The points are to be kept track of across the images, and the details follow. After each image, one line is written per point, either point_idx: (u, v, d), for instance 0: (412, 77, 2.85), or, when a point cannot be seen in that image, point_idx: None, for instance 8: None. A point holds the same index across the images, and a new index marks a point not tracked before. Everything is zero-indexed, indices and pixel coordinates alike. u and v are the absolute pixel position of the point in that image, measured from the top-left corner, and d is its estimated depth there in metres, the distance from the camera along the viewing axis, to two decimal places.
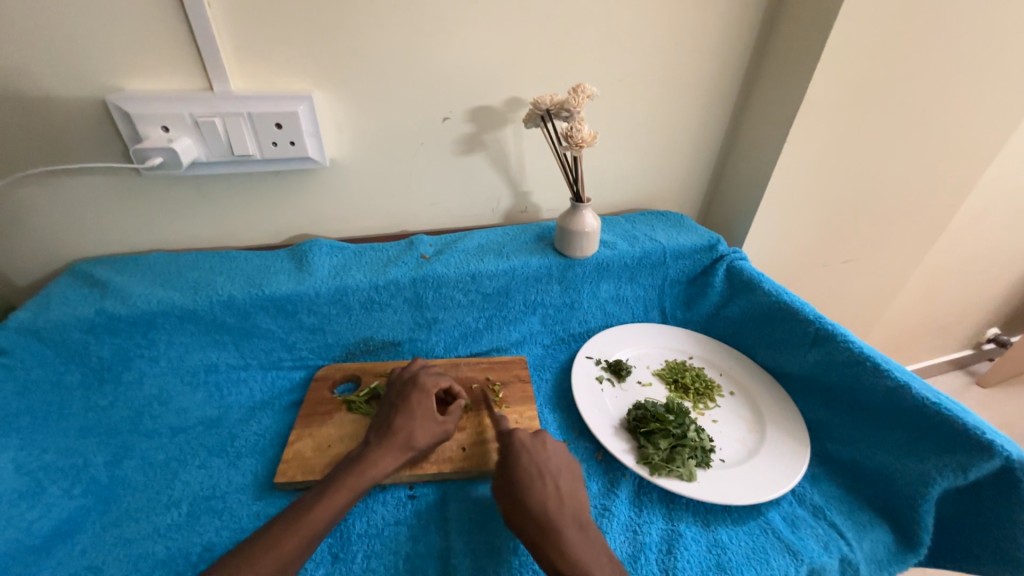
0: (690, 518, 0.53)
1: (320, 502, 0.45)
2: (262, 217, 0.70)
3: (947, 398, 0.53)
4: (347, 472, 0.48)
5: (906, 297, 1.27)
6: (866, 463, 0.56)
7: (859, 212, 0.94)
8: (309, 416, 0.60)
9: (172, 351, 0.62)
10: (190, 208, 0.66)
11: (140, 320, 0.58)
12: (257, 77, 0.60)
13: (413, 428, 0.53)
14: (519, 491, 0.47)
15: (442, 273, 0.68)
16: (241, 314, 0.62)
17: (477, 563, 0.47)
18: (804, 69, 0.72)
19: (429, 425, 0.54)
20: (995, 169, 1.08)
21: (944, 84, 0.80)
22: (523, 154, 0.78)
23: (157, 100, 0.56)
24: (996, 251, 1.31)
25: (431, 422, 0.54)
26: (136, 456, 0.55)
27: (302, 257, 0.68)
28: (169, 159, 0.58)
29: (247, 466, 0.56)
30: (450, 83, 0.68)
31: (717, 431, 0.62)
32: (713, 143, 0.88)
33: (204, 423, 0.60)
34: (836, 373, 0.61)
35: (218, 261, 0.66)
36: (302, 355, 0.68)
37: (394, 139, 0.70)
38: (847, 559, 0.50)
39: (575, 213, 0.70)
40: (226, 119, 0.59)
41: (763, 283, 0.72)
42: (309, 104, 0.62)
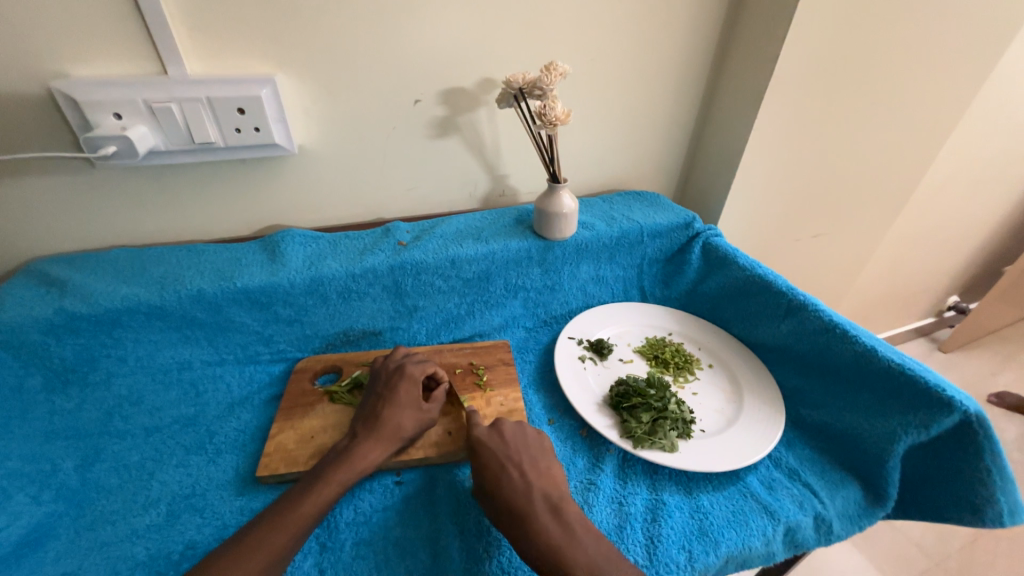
0: (673, 488, 0.54)
1: (306, 497, 0.44)
2: (230, 208, 0.68)
3: (911, 360, 0.55)
4: (332, 467, 0.47)
5: (873, 268, 1.32)
6: (837, 425, 0.59)
7: (828, 187, 0.97)
8: (290, 408, 0.59)
9: (141, 349, 0.60)
10: (152, 200, 0.63)
11: (103, 317, 0.56)
12: (214, 60, 0.57)
13: (401, 419, 0.53)
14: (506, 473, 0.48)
15: (420, 259, 0.67)
16: (213, 308, 0.60)
17: (467, 543, 0.48)
18: (773, 45, 0.72)
19: (416, 414, 0.54)
20: (953, 142, 1.13)
21: (906, 58, 0.82)
22: (499, 136, 0.77)
23: (106, 85, 0.53)
24: (955, 221, 1.37)
25: (419, 413, 0.54)
26: (109, 458, 0.53)
27: (274, 248, 0.66)
28: (124, 148, 0.55)
29: (228, 462, 0.55)
30: (420, 64, 0.66)
31: (697, 403, 0.64)
32: (686, 121, 0.88)
33: (180, 421, 0.58)
34: (808, 341, 0.63)
35: (185, 255, 0.64)
36: (280, 348, 0.66)
37: (365, 124, 0.68)
38: (821, 516, 0.52)
39: (552, 194, 0.69)
40: (184, 104, 0.56)
41: (738, 257, 0.74)
42: (272, 87, 0.60)
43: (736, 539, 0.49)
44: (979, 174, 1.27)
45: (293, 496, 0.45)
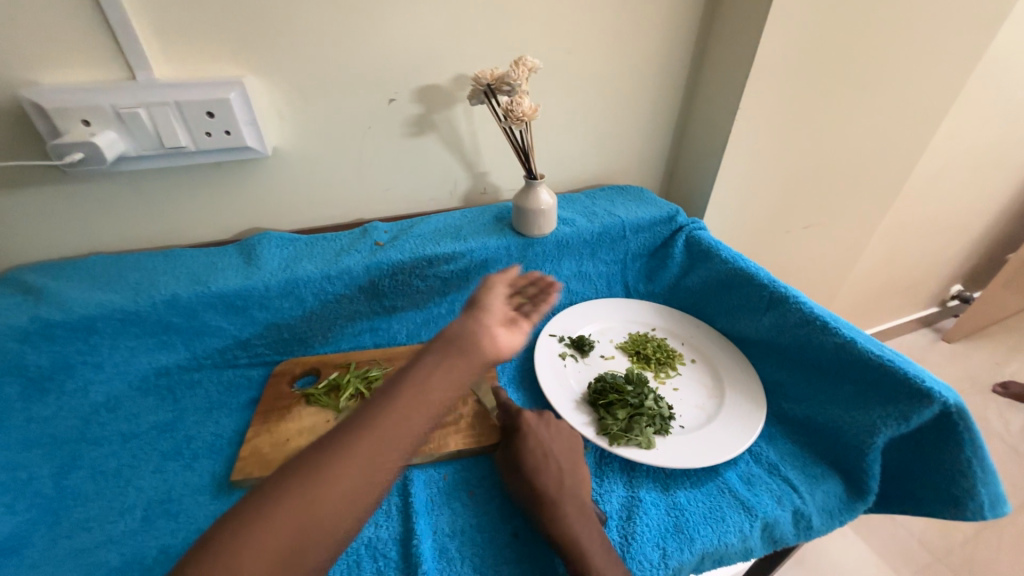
0: (650, 484, 0.54)
1: (418, 405, 0.38)
2: (208, 212, 0.68)
3: (892, 351, 0.54)
4: (426, 364, 0.41)
5: (869, 259, 1.30)
6: (819, 418, 0.58)
7: (818, 177, 0.96)
8: (267, 412, 0.59)
9: (118, 356, 0.60)
10: (130, 206, 0.64)
11: (79, 325, 0.56)
12: (183, 63, 0.57)
13: (498, 328, 0.46)
14: (546, 464, 0.51)
15: (397, 259, 0.66)
16: (189, 313, 0.60)
17: (440, 543, 0.48)
18: (751, 34, 0.71)
19: (509, 325, 0.48)
20: (946, 128, 1.11)
21: (890, 44, 0.81)
22: (477, 134, 0.76)
23: (73, 92, 0.53)
24: (952, 209, 1.35)
25: (517, 327, 0.48)
26: (86, 466, 0.54)
27: (250, 252, 0.66)
28: (91, 154, 0.55)
29: (204, 467, 0.55)
30: (393, 64, 0.66)
31: (677, 398, 0.63)
32: (669, 115, 0.87)
33: (158, 427, 0.59)
34: (789, 334, 0.63)
35: (161, 260, 0.64)
36: (258, 351, 0.66)
37: (341, 125, 0.68)
38: (800, 511, 0.51)
39: (530, 190, 0.69)
40: (152, 109, 0.56)
41: (720, 250, 0.73)
42: (241, 90, 0.59)
43: (711, 536, 0.49)
44: (977, 160, 1.25)
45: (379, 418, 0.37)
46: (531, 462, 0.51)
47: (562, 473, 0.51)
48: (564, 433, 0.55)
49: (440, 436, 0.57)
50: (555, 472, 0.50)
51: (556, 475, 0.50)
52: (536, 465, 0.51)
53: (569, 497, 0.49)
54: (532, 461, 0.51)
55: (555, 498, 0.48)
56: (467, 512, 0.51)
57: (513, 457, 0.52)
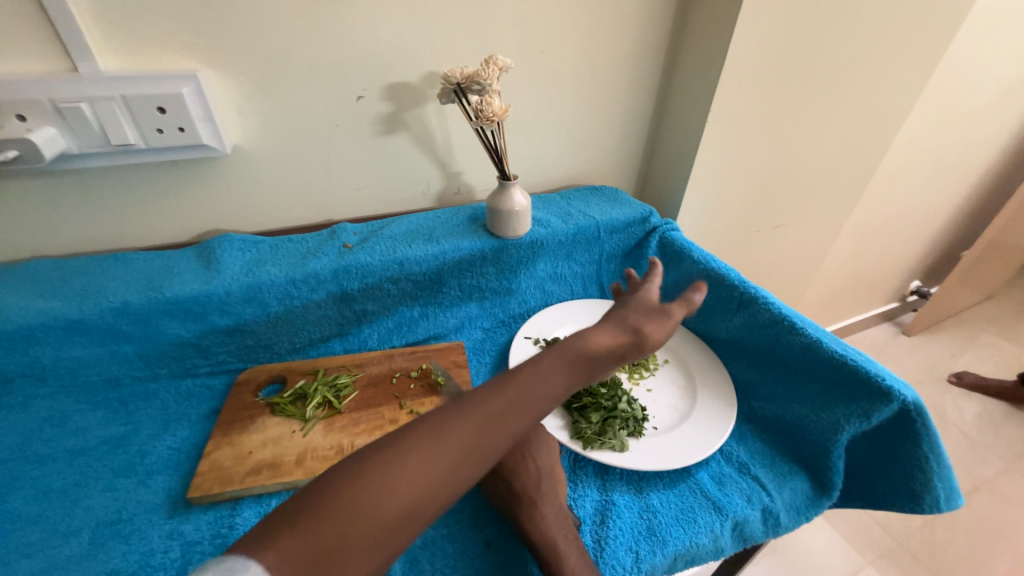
0: (623, 487, 0.54)
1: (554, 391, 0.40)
2: (163, 213, 0.64)
3: (855, 349, 0.56)
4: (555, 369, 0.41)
5: (835, 257, 1.35)
6: (786, 417, 0.59)
7: (787, 178, 0.98)
8: (228, 423, 0.57)
9: (63, 367, 0.56)
10: (77, 207, 0.60)
11: (17, 336, 0.52)
12: (130, 55, 0.53)
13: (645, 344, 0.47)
14: (527, 465, 0.50)
15: (366, 262, 0.64)
16: (142, 321, 0.57)
17: (410, 555, 0.47)
18: (721, 38, 0.72)
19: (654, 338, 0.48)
20: (906, 131, 1.15)
21: (853, 50, 0.83)
22: (449, 133, 0.74)
23: (5, 85, 0.49)
24: (911, 209, 1.40)
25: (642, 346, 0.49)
26: (27, 486, 0.50)
27: (209, 255, 0.62)
28: (28, 152, 0.51)
29: (160, 483, 0.52)
30: (361, 59, 0.64)
31: (651, 399, 0.63)
32: (643, 116, 0.88)
33: (109, 442, 0.55)
34: (758, 334, 0.64)
35: (111, 265, 0.60)
36: (220, 359, 0.63)
37: (306, 123, 0.65)
38: (768, 509, 0.52)
39: (503, 191, 0.68)
40: (96, 103, 0.52)
41: (692, 251, 0.74)
42: (195, 84, 0.56)
43: (683, 537, 0.49)
44: (934, 162, 1.30)
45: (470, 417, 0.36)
46: (512, 461, 0.49)
47: (541, 476, 0.49)
48: (541, 435, 0.53)
49: None
50: (534, 475, 0.49)
51: (536, 475, 0.49)
52: (516, 468, 0.49)
53: (547, 502, 0.48)
54: (511, 463, 0.49)
55: (533, 502, 0.47)
56: (439, 521, 0.50)
57: (491, 456, 0.49)
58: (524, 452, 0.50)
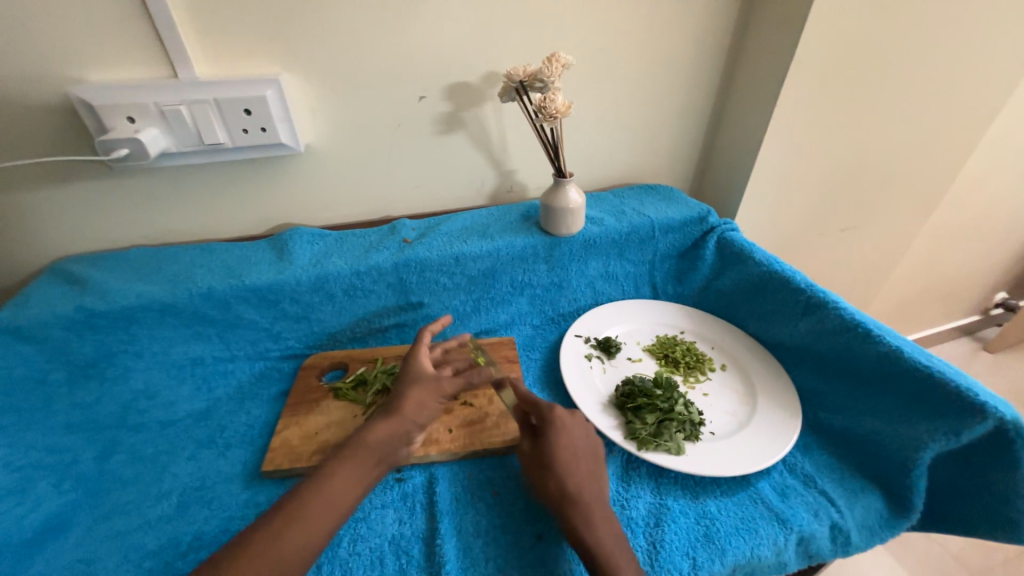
0: (679, 492, 0.53)
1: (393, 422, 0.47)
2: (242, 208, 0.69)
3: (941, 361, 0.51)
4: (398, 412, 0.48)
5: (909, 264, 1.25)
6: (858, 430, 0.56)
7: (858, 178, 0.92)
8: (296, 405, 0.60)
9: (155, 345, 0.62)
10: (170, 201, 0.66)
11: (120, 315, 0.58)
12: (222, 61, 0.58)
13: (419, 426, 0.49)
14: (579, 465, 0.49)
15: (424, 256, 0.66)
16: (223, 306, 0.62)
17: (464, 542, 0.48)
18: (792, 29, 0.69)
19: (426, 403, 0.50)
20: (998, 127, 1.05)
21: (941, 39, 0.77)
22: (505, 131, 0.76)
23: (119, 90, 0.55)
24: (1001, 212, 1.27)
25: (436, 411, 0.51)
26: (125, 450, 0.56)
27: (282, 247, 0.67)
28: (135, 150, 0.56)
29: (236, 456, 0.56)
30: (424, 61, 0.66)
31: (707, 404, 0.61)
32: (702, 113, 0.85)
33: (193, 416, 0.60)
34: (827, 341, 0.60)
35: (198, 254, 0.65)
36: (288, 345, 0.68)
37: (371, 123, 0.69)
38: (838, 526, 0.49)
39: (559, 189, 0.68)
40: (193, 106, 0.57)
41: (754, 252, 0.71)
42: (277, 88, 0.60)
43: (744, 548, 0.47)
44: None
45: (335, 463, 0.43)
46: (563, 459, 0.49)
47: (590, 479, 0.48)
48: (591, 439, 0.52)
49: (466, 434, 0.57)
50: (587, 477, 0.48)
51: (587, 476, 0.48)
52: (567, 468, 0.48)
53: (598, 504, 0.46)
54: (562, 463, 0.48)
55: (584, 504, 0.46)
56: (492, 512, 0.51)
57: (543, 454, 0.50)
58: (575, 453, 0.49)
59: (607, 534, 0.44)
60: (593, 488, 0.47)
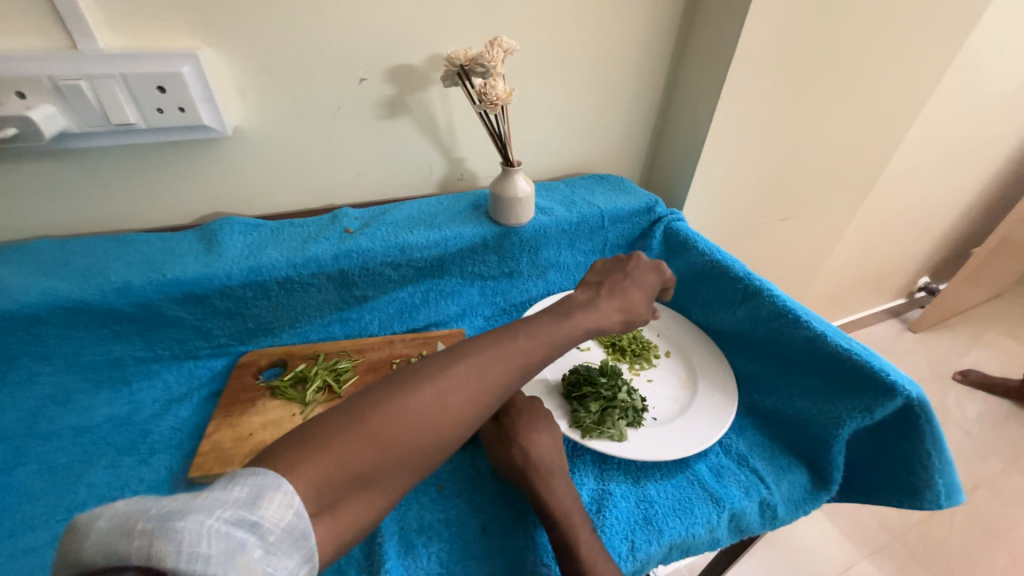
0: (621, 477, 0.54)
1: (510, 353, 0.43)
2: (163, 195, 0.64)
3: (859, 344, 0.55)
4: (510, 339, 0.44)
5: (843, 252, 1.33)
6: (787, 411, 0.59)
7: (796, 170, 0.96)
8: (228, 405, 0.57)
9: (66, 347, 0.56)
10: (78, 186, 0.59)
11: (19, 315, 0.52)
12: (130, 31, 0.53)
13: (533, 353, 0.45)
14: (543, 439, 0.51)
15: (368, 247, 0.64)
16: (143, 303, 0.57)
17: (406, 539, 0.47)
18: (734, 22, 0.70)
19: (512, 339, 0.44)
20: (921, 123, 1.13)
21: (870, 38, 0.81)
22: (453, 117, 0.73)
23: (3, 60, 0.48)
24: (923, 203, 1.38)
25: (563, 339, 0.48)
26: (32, 461, 0.51)
27: (211, 238, 0.62)
28: (28, 130, 0.50)
29: (161, 462, 0.52)
30: (363, 40, 0.63)
31: (651, 390, 0.63)
32: (651, 103, 0.86)
33: (113, 421, 0.56)
34: (762, 327, 0.63)
35: (113, 245, 0.60)
36: (221, 342, 0.64)
37: (308, 106, 0.65)
38: (766, 502, 0.52)
39: (507, 177, 0.67)
40: (95, 82, 0.52)
41: (697, 242, 0.73)
42: (195, 64, 0.55)
43: (679, 527, 0.49)
44: (948, 155, 1.28)
45: (417, 391, 0.38)
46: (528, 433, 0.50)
47: (552, 453, 0.50)
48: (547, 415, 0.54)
49: None
50: (551, 452, 0.50)
51: (549, 449, 0.50)
52: (531, 445, 0.50)
53: (561, 480, 0.48)
54: (525, 441, 0.50)
55: (545, 479, 0.48)
56: (436, 505, 0.50)
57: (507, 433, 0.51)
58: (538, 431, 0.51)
59: (568, 506, 0.46)
60: (555, 465, 0.49)
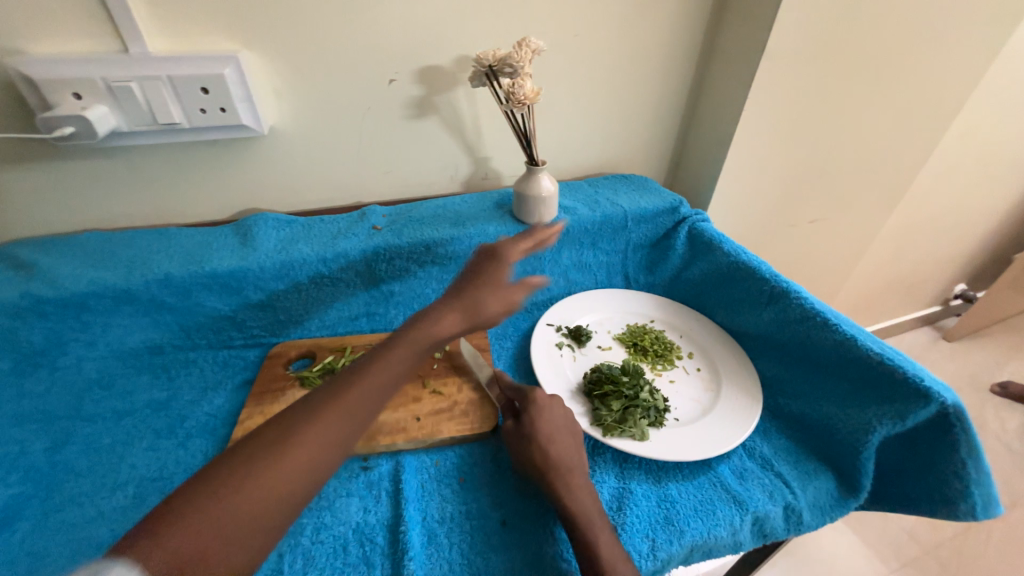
0: (642, 476, 0.54)
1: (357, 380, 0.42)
2: (202, 191, 0.67)
3: (892, 349, 0.53)
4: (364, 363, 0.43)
5: (875, 256, 1.29)
6: (814, 415, 0.58)
7: (827, 170, 0.94)
8: (261, 394, 0.59)
9: (110, 333, 0.59)
10: (125, 182, 0.63)
11: (70, 301, 0.55)
12: (176, 35, 0.55)
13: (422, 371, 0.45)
14: (562, 438, 0.51)
15: (394, 244, 0.65)
16: (182, 293, 0.60)
17: (429, 529, 0.48)
18: (764, 20, 0.69)
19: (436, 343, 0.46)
20: (961, 124, 1.08)
21: (908, 35, 0.78)
22: (479, 118, 0.74)
23: (62, 64, 0.52)
24: (961, 207, 1.33)
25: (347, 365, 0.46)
26: (78, 441, 0.54)
27: (246, 233, 0.65)
28: (82, 128, 0.53)
29: (197, 446, 0.55)
30: (394, 42, 0.64)
31: (673, 391, 0.63)
32: (677, 103, 0.85)
33: (152, 405, 0.59)
34: (789, 330, 0.62)
35: (155, 239, 0.63)
36: (254, 333, 0.66)
37: (339, 106, 0.67)
38: (791, 507, 0.51)
39: (531, 176, 0.67)
40: (144, 83, 0.54)
41: (723, 243, 0.72)
42: (236, 65, 0.58)
43: (701, 529, 0.49)
44: (990, 157, 1.22)
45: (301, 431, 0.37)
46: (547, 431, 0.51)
47: (570, 453, 0.50)
48: (568, 417, 0.54)
49: (433, 422, 0.57)
50: (569, 451, 0.50)
51: (567, 448, 0.51)
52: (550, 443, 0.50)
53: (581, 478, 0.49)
54: (545, 440, 0.50)
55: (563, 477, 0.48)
56: (457, 497, 0.51)
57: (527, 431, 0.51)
58: (557, 429, 0.52)
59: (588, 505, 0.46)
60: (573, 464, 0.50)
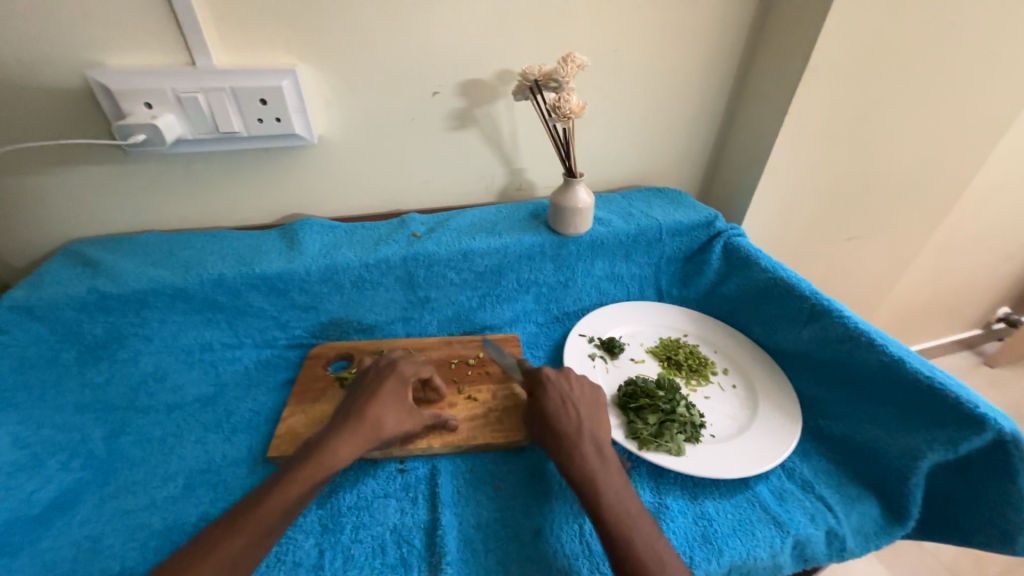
0: (677, 492, 0.53)
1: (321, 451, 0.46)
2: (252, 196, 0.70)
3: (943, 372, 0.52)
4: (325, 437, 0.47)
5: (914, 276, 1.25)
6: (857, 438, 0.56)
7: (867, 187, 0.92)
8: (301, 393, 0.61)
9: (165, 330, 0.62)
10: (182, 186, 0.66)
11: (131, 297, 0.59)
12: (239, 49, 0.59)
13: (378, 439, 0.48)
14: (589, 437, 0.50)
15: (433, 251, 0.67)
16: (232, 293, 0.62)
17: (465, 535, 0.49)
18: (807, 36, 0.69)
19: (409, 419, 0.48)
20: (1009, 141, 1.05)
21: (956, 51, 0.77)
22: (517, 130, 0.76)
23: (137, 75, 0.55)
24: (1008, 227, 1.28)
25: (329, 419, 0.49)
26: (132, 431, 0.57)
27: (293, 237, 0.67)
28: (152, 136, 0.57)
29: (242, 441, 0.57)
30: (439, 57, 0.66)
31: (708, 407, 0.62)
32: (713, 118, 0.85)
33: (200, 400, 0.61)
34: (830, 349, 0.60)
35: (209, 241, 0.66)
36: (296, 334, 0.68)
37: (384, 117, 0.69)
38: (834, 531, 0.50)
39: (569, 188, 0.68)
40: (209, 94, 0.58)
41: (760, 259, 0.71)
42: (293, 78, 0.61)
43: (740, 549, 0.48)
44: None
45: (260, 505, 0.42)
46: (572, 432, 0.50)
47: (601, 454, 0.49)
48: (587, 383, 0.56)
49: (469, 428, 0.57)
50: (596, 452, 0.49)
51: (596, 447, 0.49)
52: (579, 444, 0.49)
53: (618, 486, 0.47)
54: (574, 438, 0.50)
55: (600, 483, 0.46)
56: (491, 504, 0.52)
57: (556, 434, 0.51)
58: (583, 425, 0.51)
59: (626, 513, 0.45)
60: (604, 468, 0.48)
